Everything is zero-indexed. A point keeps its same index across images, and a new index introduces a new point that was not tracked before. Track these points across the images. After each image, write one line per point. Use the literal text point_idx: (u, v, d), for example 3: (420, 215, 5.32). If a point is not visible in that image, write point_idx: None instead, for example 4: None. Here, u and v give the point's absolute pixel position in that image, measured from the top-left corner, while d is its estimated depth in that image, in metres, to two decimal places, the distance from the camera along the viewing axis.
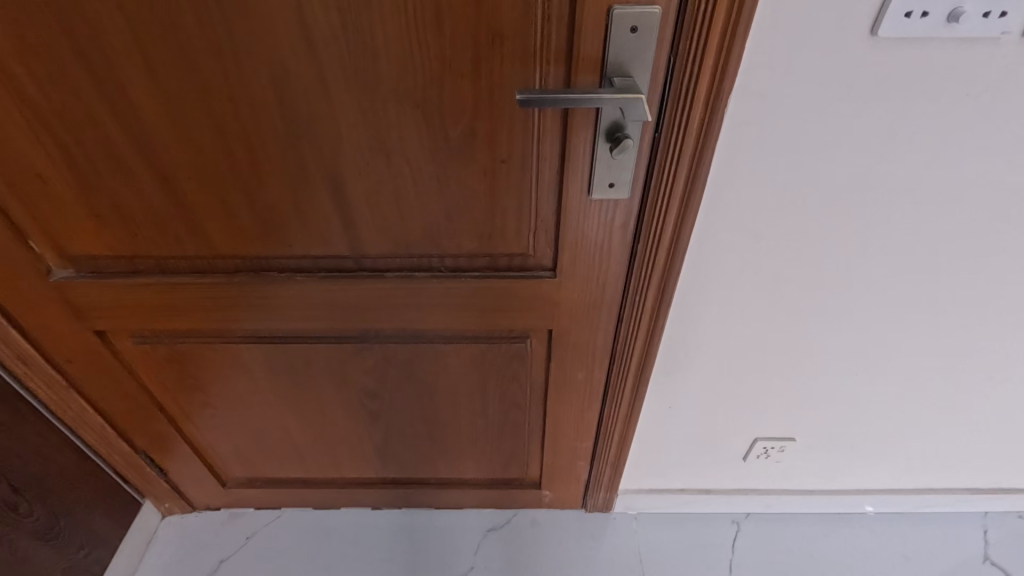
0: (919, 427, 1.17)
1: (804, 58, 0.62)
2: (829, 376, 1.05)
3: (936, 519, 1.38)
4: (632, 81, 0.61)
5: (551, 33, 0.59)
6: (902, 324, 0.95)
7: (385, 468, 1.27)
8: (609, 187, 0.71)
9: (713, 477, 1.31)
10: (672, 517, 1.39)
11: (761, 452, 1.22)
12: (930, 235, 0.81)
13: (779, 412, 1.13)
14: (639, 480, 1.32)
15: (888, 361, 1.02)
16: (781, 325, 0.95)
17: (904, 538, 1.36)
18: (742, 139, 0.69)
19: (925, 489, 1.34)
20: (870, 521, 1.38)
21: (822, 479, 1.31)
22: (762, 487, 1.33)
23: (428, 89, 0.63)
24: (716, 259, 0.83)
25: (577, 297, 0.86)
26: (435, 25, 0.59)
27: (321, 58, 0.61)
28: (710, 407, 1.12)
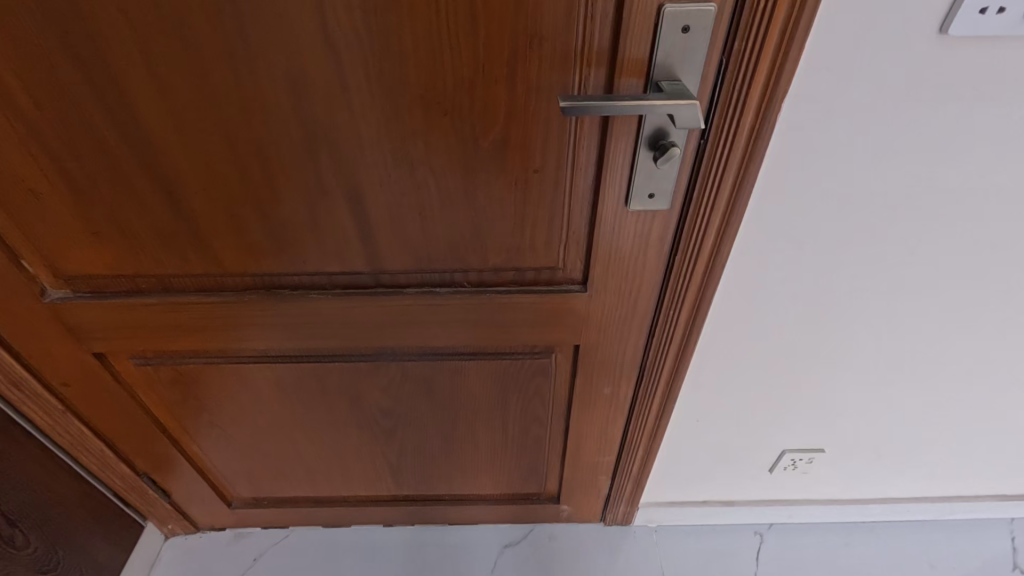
0: (952, 435, 1.13)
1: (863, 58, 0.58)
2: (862, 385, 1.02)
3: (962, 526, 1.35)
4: (681, 85, 0.56)
5: (594, 31, 0.54)
6: (940, 331, 0.91)
7: (399, 485, 1.22)
8: (648, 199, 0.66)
9: (736, 489, 1.27)
10: (693, 529, 1.35)
11: (788, 464, 1.19)
12: (979, 241, 0.78)
13: (808, 422, 1.10)
14: (660, 493, 1.28)
15: (924, 369, 0.98)
16: (817, 334, 0.91)
17: (931, 546, 1.33)
18: (789, 144, 0.65)
19: (953, 497, 1.30)
20: (896, 530, 1.35)
21: (847, 489, 1.28)
22: (786, 498, 1.30)
23: (459, 95, 0.58)
24: (752, 268, 0.79)
25: (607, 311, 0.82)
26: (468, 27, 0.54)
27: (343, 63, 0.56)
28: (737, 418, 1.08)
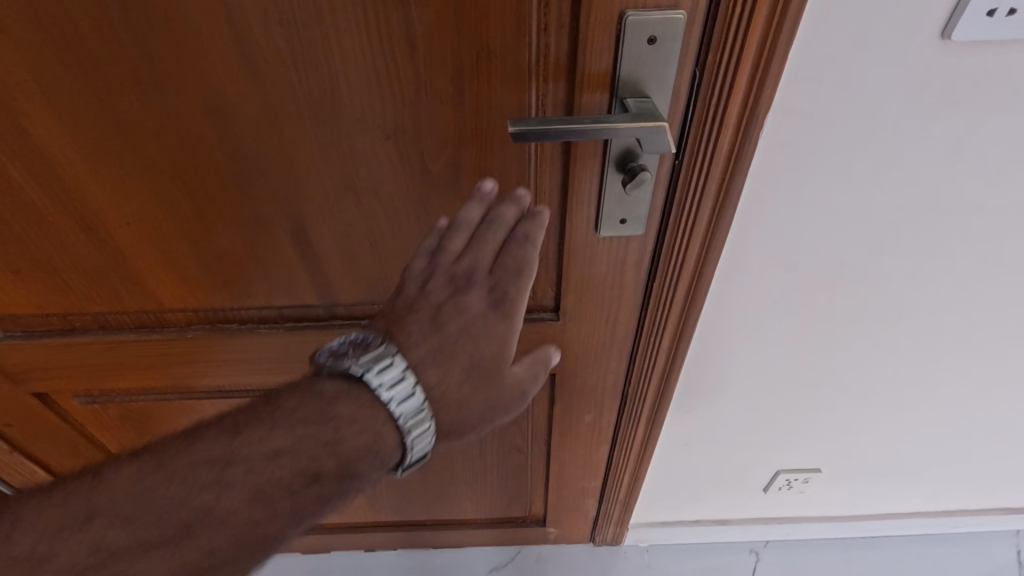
0: (956, 451, 1.08)
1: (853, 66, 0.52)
2: (860, 403, 0.96)
3: (968, 540, 1.30)
4: (649, 103, 0.50)
5: (548, 43, 0.48)
6: (940, 348, 0.86)
7: (377, 512, 1.16)
8: (620, 224, 0.60)
9: (729, 508, 1.21)
10: (687, 547, 1.30)
11: (783, 484, 1.13)
12: (984, 257, 0.72)
13: (802, 441, 1.04)
14: (651, 512, 1.23)
15: (924, 386, 0.93)
16: (810, 353, 0.85)
17: (934, 563, 1.27)
18: (773, 161, 0.59)
19: (956, 511, 1.25)
20: (898, 545, 1.29)
21: (846, 506, 1.22)
22: (783, 516, 1.24)
23: (402, 116, 0.52)
24: (738, 287, 0.74)
25: (582, 340, 0.76)
26: (405, 41, 0.47)
27: (266, 84, 0.49)
28: (728, 438, 1.03)
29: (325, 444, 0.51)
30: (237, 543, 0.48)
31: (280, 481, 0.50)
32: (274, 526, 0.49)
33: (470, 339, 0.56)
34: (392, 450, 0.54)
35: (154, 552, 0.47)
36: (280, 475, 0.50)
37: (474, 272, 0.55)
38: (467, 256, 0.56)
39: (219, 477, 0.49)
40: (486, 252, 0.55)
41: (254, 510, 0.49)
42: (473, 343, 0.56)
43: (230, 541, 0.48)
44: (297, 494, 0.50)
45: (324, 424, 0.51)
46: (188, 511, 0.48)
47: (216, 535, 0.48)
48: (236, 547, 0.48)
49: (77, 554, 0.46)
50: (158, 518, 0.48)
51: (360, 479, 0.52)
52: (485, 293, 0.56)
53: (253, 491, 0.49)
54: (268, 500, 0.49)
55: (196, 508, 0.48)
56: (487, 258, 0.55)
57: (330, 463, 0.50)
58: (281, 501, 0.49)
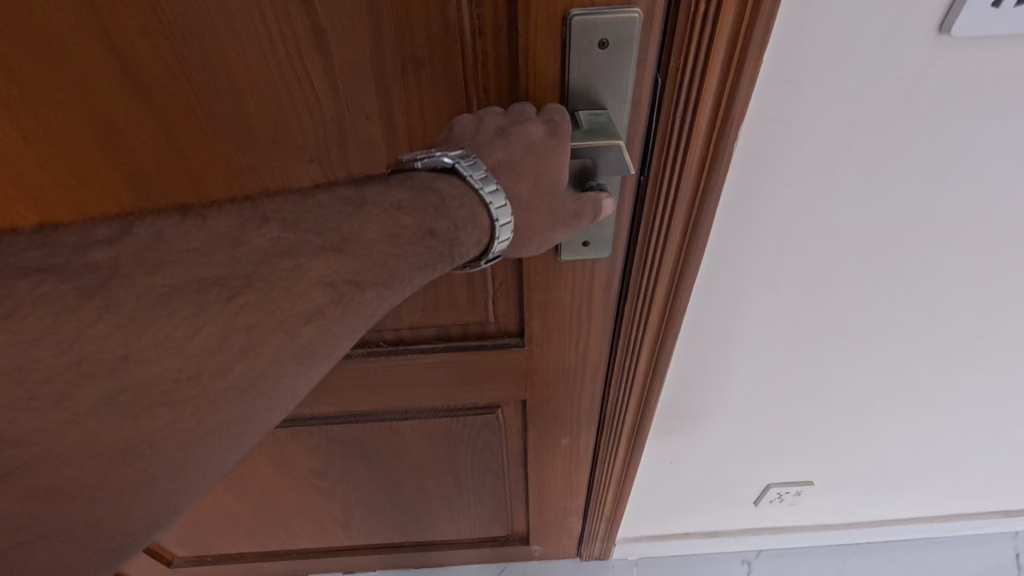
0: (954, 459, 1.03)
1: (838, 67, 0.46)
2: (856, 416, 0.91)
3: (965, 543, 1.26)
4: (605, 116, 0.43)
5: (486, 50, 0.41)
6: (937, 359, 0.80)
7: (352, 537, 1.11)
8: (583, 246, 0.53)
9: (719, 520, 1.17)
10: (677, 559, 1.25)
11: (774, 497, 1.09)
12: (984, 266, 0.66)
13: (793, 455, 0.99)
14: (638, 526, 1.18)
15: (920, 397, 0.88)
16: (800, 368, 0.80)
17: (932, 567, 1.24)
18: (751, 172, 0.53)
19: (952, 515, 1.21)
20: (893, 551, 1.26)
21: (840, 514, 1.18)
22: (775, 526, 1.20)
23: (325, 136, 0.45)
24: (720, 304, 0.68)
25: (552, 365, 0.70)
26: (320, 50, 0.41)
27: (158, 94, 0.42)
28: (715, 454, 0.97)
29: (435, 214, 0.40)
30: (379, 276, 0.37)
31: (399, 233, 0.38)
32: (411, 271, 0.39)
33: (538, 157, 0.41)
34: (479, 242, 0.42)
35: (304, 269, 0.35)
36: (399, 228, 0.38)
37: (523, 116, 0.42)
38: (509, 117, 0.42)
39: (348, 212, 0.37)
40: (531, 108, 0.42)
41: (385, 254, 0.38)
42: (549, 160, 0.42)
43: (355, 287, 0.37)
44: (414, 252, 0.39)
45: (427, 194, 0.40)
46: (320, 240, 0.36)
47: (353, 266, 0.36)
48: (377, 280, 0.37)
49: (237, 252, 0.34)
50: (297, 240, 0.35)
51: (457, 258, 0.41)
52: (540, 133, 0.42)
53: (382, 235, 0.38)
54: (383, 256, 0.38)
55: (322, 241, 0.36)
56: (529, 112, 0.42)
57: (438, 230, 0.39)
58: (412, 252, 0.38)
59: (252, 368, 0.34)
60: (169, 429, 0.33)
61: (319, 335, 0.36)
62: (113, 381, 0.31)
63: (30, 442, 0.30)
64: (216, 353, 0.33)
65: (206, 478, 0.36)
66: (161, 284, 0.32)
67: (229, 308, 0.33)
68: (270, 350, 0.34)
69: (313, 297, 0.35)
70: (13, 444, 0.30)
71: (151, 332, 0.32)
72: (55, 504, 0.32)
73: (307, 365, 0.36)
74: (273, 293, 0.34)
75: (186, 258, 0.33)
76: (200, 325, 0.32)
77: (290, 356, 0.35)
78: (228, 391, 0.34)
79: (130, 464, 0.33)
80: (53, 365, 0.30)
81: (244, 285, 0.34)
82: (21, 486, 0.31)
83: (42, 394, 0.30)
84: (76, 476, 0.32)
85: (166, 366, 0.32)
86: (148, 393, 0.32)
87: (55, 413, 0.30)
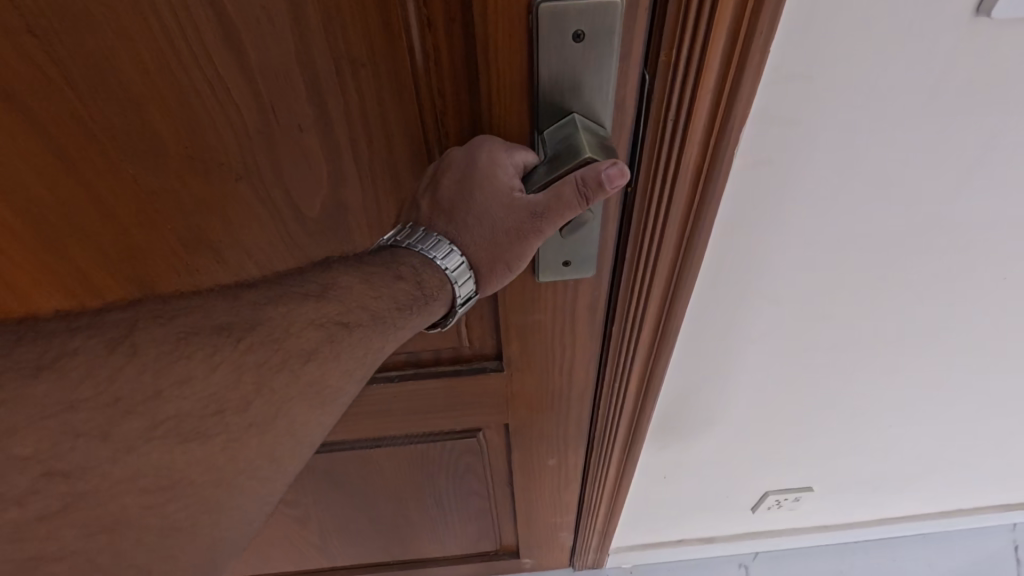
0: (959, 462, 0.99)
1: (855, 57, 0.39)
2: (861, 427, 0.86)
3: (964, 537, 1.24)
4: (574, 124, 0.36)
5: (438, 46, 0.34)
6: (951, 369, 0.75)
7: (332, 561, 1.05)
8: (564, 266, 0.47)
9: (715, 526, 1.13)
10: (672, 565, 1.21)
11: (772, 504, 1.04)
12: (1007, 277, 0.60)
13: (793, 463, 0.94)
14: (632, 534, 1.13)
15: (931, 407, 0.82)
16: (803, 384, 0.74)
17: (929, 562, 1.21)
18: (752, 180, 0.47)
19: (951, 511, 1.18)
20: (893, 548, 1.23)
21: (839, 515, 1.14)
22: (773, 528, 1.16)
23: (249, 149, 0.38)
24: (718, 321, 0.62)
25: (535, 390, 0.64)
26: (233, 50, 0.33)
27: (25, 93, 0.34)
28: (712, 466, 0.92)
29: (405, 263, 0.40)
30: (364, 318, 0.38)
31: (371, 277, 0.39)
32: (395, 314, 0.39)
33: (471, 192, 0.37)
34: (445, 288, 0.41)
35: (296, 313, 0.36)
36: (371, 272, 0.39)
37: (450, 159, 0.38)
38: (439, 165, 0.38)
39: (319, 271, 0.39)
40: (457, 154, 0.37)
41: (365, 296, 0.39)
42: (485, 189, 0.37)
43: (344, 328, 0.38)
44: (390, 294, 0.39)
45: (387, 251, 0.40)
46: (302, 289, 0.38)
47: (338, 309, 0.38)
48: (363, 320, 0.38)
49: (237, 301, 0.36)
50: (284, 291, 0.37)
51: (432, 302, 0.41)
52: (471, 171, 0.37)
53: (357, 280, 0.39)
54: (362, 299, 0.38)
55: (303, 289, 0.38)
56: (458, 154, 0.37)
57: (405, 273, 0.39)
58: (387, 293, 0.39)
59: (267, 405, 0.35)
60: (204, 464, 0.33)
61: (321, 373, 0.37)
62: (150, 416, 0.32)
63: (83, 474, 0.30)
64: (233, 389, 0.34)
65: (254, 513, 0.35)
66: (177, 332, 0.33)
67: (239, 349, 0.34)
68: (282, 386, 0.36)
69: (308, 337, 0.37)
70: (67, 478, 0.30)
71: (177, 369, 0.33)
72: (101, 552, 0.30)
73: (318, 405, 0.37)
74: (273, 337, 0.35)
75: (193, 311, 0.34)
76: (216, 364, 0.34)
77: (299, 396, 0.36)
78: (251, 427, 0.34)
79: (174, 499, 0.32)
80: (93, 405, 0.31)
81: (249, 328, 0.35)
82: (75, 520, 0.30)
83: (88, 430, 0.30)
84: (127, 506, 0.31)
85: (192, 403, 0.33)
86: (181, 428, 0.32)
87: (102, 447, 0.30)
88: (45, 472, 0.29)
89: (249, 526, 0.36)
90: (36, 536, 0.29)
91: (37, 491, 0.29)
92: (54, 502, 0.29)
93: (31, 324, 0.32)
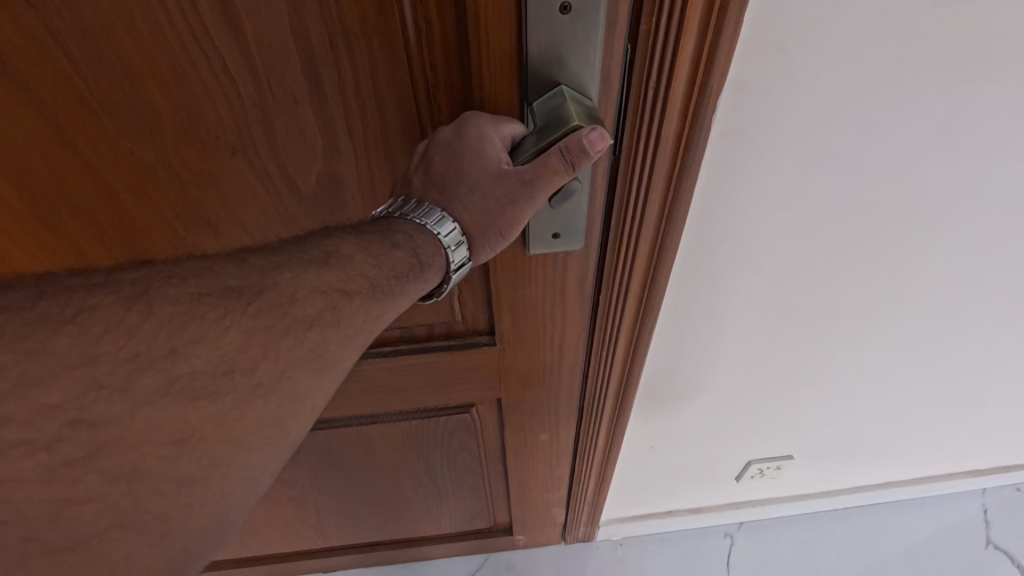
0: (930, 429, 1.03)
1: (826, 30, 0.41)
2: (838, 396, 0.89)
3: (934, 503, 1.29)
4: (561, 97, 0.37)
5: (429, 18, 0.35)
6: (923, 339, 0.78)
7: (328, 541, 1.06)
8: (553, 239, 0.48)
9: (700, 497, 1.17)
10: (660, 536, 1.25)
11: (755, 472, 1.08)
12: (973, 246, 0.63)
13: (776, 432, 0.97)
14: (622, 505, 1.17)
15: (906, 374, 0.86)
16: (783, 351, 0.76)
17: (903, 529, 1.27)
18: (729, 150, 0.49)
19: (925, 478, 1.23)
20: (872, 515, 1.28)
21: (820, 483, 1.19)
22: (757, 498, 1.21)
23: (245, 123, 0.39)
24: (699, 290, 0.64)
25: (526, 365, 0.65)
26: (229, 23, 0.34)
27: (25, 68, 0.34)
28: (697, 436, 0.95)
29: (399, 228, 0.41)
30: (363, 287, 0.39)
31: (369, 245, 0.40)
32: (393, 282, 0.41)
33: (460, 165, 0.39)
34: (438, 256, 0.43)
35: (302, 278, 0.38)
36: (370, 241, 0.40)
37: (439, 136, 0.39)
38: (429, 143, 0.40)
39: (318, 240, 0.40)
40: (445, 133, 0.39)
41: (364, 264, 0.40)
42: (473, 163, 0.38)
43: (344, 296, 0.39)
44: (388, 262, 0.41)
45: (381, 223, 0.42)
46: (306, 256, 0.39)
47: (339, 276, 0.39)
48: (362, 288, 0.40)
49: (243, 266, 0.37)
50: (288, 257, 0.38)
51: (427, 269, 0.42)
52: (460, 146, 0.38)
53: (357, 248, 0.40)
54: (362, 267, 0.40)
55: (306, 256, 0.39)
56: (446, 133, 0.39)
57: (400, 242, 0.41)
58: (384, 262, 0.40)
59: (274, 367, 0.36)
60: (214, 421, 0.34)
61: (323, 340, 0.38)
62: (166, 371, 0.32)
63: (107, 424, 0.30)
64: (243, 351, 0.35)
65: (261, 469, 0.36)
66: (191, 293, 0.34)
67: (246, 313, 0.35)
68: (287, 350, 0.37)
69: (312, 304, 0.38)
70: (92, 427, 0.30)
71: (192, 330, 0.33)
72: (123, 503, 0.31)
73: (320, 371, 0.39)
74: (279, 303, 0.36)
75: (204, 273, 0.35)
76: (226, 326, 0.34)
77: (303, 361, 0.38)
78: (258, 387, 0.35)
79: (188, 453, 0.33)
80: (113, 358, 0.31)
81: (258, 291, 0.36)
82: (99, 468, 0.30)
83: (110, 383, 0.31)
84: (144, 457, 0.31)
85: (205, 362, 0.34)
86: (194, 385, 0.33)
87: (123, 399, 0.31)
88: (71, 420, 0.29)
89: (257, 485, 0.36)
90: (63, 480, 0.29)
91: (64, 438, 0.29)
92: (79, 449, 0.30)
93: (48, 276, 0.33)
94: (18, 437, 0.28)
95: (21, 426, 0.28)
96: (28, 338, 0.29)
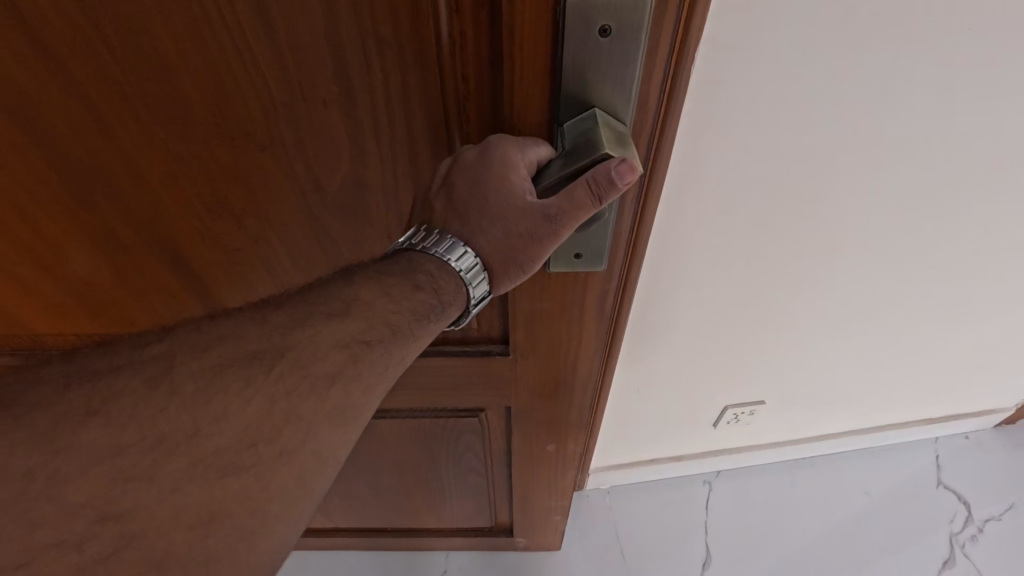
0: (903, 380, 1.01)
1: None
2: (820, 336, 0.83)
3: (900, 454, 1.24)
4: (591, 119, 0.36)
5: (464, 35, 0.34)
6: (911, 283, 0.76)
7: (336, 521, 1.07)
8: (574, 258, 0.47)
9: (679, 443, 1.11)
10: (644, 485, 1.21)
11: (730, 418, 1.01)
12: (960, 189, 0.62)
13: (763, 378, 0.92)
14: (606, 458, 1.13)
15: (891, 317, 0.82)
16: (764, 295, 0.73)
17: (869, 474, 1.21)
18: (709, 105, 0.49)
19: (893, 426, 1.18)
20: (843, 462, 1.23)
21: (788, 428, 1.12)
22: (731, 446, 1.15)
23: (275, 126, 0.39)
24: (672, 237, 0.62)
25: (535, 375, 0.64)
26: (266, 27, 0.34)
27: (71, 57, 0.35)
28: (687, 390, 0.91)
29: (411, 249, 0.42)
30: (385, 334, 0.40)
31: (390, 289, 0.40)
32: (412, 324, 0.41)
33: (483, 190, 0.37)
34: (460, 293, 0.42)
35: (321, 335, 0.38)
36: (391, 285, 0.40)
37: (462, 153, 0.39)
38: (452, 163, 0.39)
39: (342, 285, 0.40)
40: (471, 155, 0.38)
41: (386, 311, 0.40)
42: (496, 188, 0.37)
43: (366, 346, 0.39)
44: (409, 305, 0.41)
45: (401, 259, 0.42)
46: (326, 309, 0.39)
47: (361, 326, 0.39)
48: (384, 336, 0.40)
49: (265, 325, 0.38)
50: (309, 312, 0.39)
51: (447, 307, 0.42)
52: (480, 169, 0.37)
53: (378, 293, 0.40)
54: (383, 313, 0.40)
55: (327, 309, 0.39)
56: (472, 156, 0.38)
57: (421, 283, 0.41)
58: (407, 307, 0.40)
59: (298, 430, 0.37)
60: (240, 496, 0.35)
61: (346, 396, 0.39)
62: (191, 454, 0.34)
63: (134, 516, 0.32)
64: (266, 420, 0.36)
65: (286, 535, 0.37)
66: (212, 364, 0.36)
67: (269, 378, 0.37)
68: (309, 411, 0.38)
69: (334, 359, 0.39)
70: (119, 519, 0.32)
71: (214, 406, 0.35)
72: None
73: (342, 425, 0.39)
74: (305, 357, 0.38)
75: (224, 342, 0.37)
76: (252, 394, 0.36)
77: (325, 416, 0.38)
78: (282, 454, 0.37)
79: (216, 529, 0.34)
80: (138, 448, 0.33)
81: (278, 354, 0.37)
82: (127, 558, 0.32)
83: (134, 474, 0.33)
84: (173, 541, 0.33)
85: (228, 437, 0.35)
86: (219, 462, 0.35)
87: (149, 490, 0.33)
88: (99, 516, 0.31)
89: (284, 546, 0.37)
90: None
91: (95, 534, 0.31)
92: (109, 544, 0.31)
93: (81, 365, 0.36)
94: (51, 539, 0.30)
95: (53, 529, 0.31)
96: (58, 435, 0.32)
